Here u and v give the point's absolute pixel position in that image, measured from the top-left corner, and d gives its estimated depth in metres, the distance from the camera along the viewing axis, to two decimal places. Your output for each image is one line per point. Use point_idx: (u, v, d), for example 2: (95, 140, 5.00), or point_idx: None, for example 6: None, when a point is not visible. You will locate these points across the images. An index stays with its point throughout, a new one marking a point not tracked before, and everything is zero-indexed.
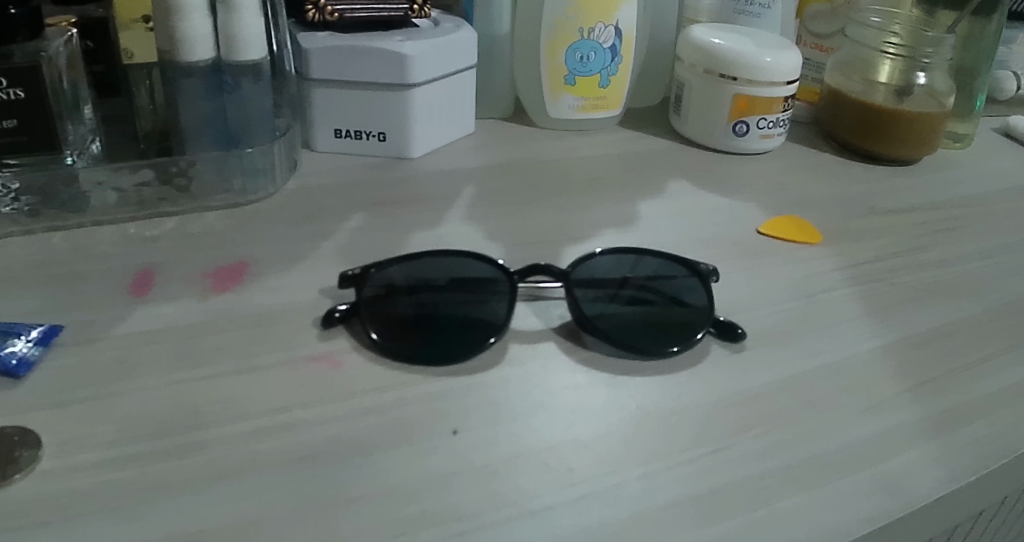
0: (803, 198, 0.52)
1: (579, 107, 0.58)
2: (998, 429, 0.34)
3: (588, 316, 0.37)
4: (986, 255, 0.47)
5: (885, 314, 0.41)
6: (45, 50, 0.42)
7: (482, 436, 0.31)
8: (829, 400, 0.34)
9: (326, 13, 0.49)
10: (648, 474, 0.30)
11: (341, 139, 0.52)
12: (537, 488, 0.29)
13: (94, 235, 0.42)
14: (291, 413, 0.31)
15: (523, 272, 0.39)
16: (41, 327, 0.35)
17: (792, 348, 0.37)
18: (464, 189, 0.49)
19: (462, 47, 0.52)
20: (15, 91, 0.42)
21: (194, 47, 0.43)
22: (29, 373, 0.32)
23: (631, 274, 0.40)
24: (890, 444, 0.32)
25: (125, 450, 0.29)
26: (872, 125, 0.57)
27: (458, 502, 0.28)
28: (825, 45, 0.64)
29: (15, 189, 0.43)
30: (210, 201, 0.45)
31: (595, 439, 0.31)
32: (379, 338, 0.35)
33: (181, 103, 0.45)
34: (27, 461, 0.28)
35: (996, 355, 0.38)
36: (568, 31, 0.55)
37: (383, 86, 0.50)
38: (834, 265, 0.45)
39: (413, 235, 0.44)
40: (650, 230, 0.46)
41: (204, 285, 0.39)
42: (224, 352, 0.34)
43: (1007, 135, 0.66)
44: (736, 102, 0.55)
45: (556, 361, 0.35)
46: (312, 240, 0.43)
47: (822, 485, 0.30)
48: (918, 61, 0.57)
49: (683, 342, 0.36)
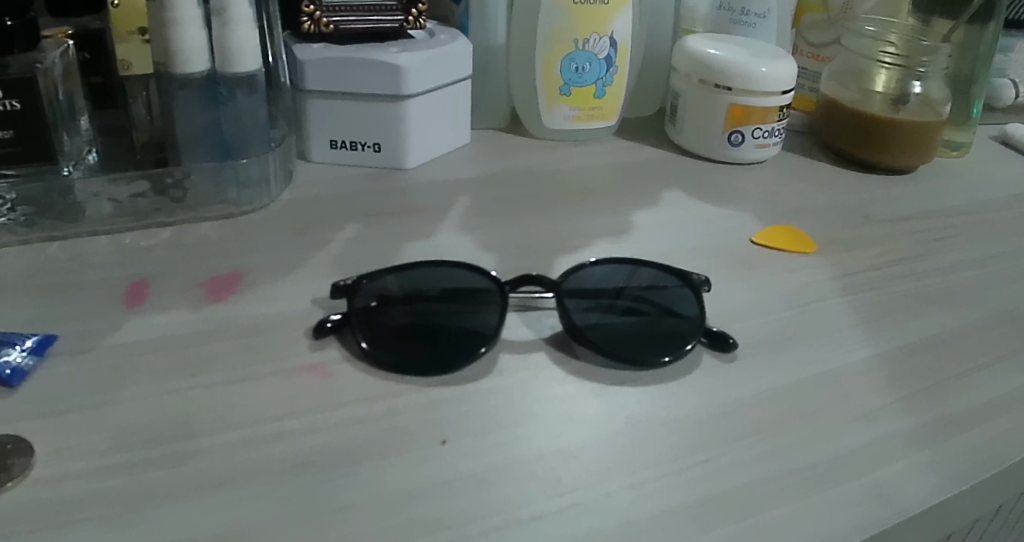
0: (797, 207, 0.52)
1: (575, 117, 0.58)
2: (991, 438, 0.34)
3: (579, 326, 0.37)
4: (982, 263, 0.47)
5: (879, 323, 0.41)
6: (41, 62, 0.43)
7: (472, 445, 0.31)
8: (821, 409, 0.34)
9: (320, 26, 0.50)
10: (637, 484, 0.30)
11: (336, 150, 0.52)
12: (525, 498, 0.29)
13: (91, 245, 0.43)
14: (281, 422, 0.31)
15: (515, 282, 0.39)
16: (36, 336, 0.35)
17: (784, 358, 0.37)
18: (459, 199, 0.50)
19: (457, 57, 0.53)
20: (11, 102, 0.42)
21: (188, 60, 0.43)
22: (22, 382, 0.33)
23: (626, 284, 0.40)
24: (882, 454, 0.32)
25: (116, 459, 0.29)
26: (866, 133, 0.57)
27: (446, 512, 0.28)
28: (821, 55, 0.64)
29: (11, 199, 0.43)
30: (204, 211, 0.46)
31: (583, 448, 0.31)
32: (368, 347, 0.35)
33: (177, 113, 0.45)
34: (20, 468, 0.28)
35: (990, 364, 0.38)
36: (563, 42, 0.56)
37: (377, 97, 0.50)
38: (828, 274, 0.45)
39: (408, 244, 0.44)
40: (644, 239, 0.46)
41: (198, 295, 0.39)
42: (217, 361, 0.35)
43: (1005, 143, 0.65)
44: (732, 111, 0.55)
45: (546, 372, 0.35)
46: (307, 250, 0.43)
47: (813, 495, 0.30)
48: (914, 70, 0.57)
49: (675, 352, 0.36)
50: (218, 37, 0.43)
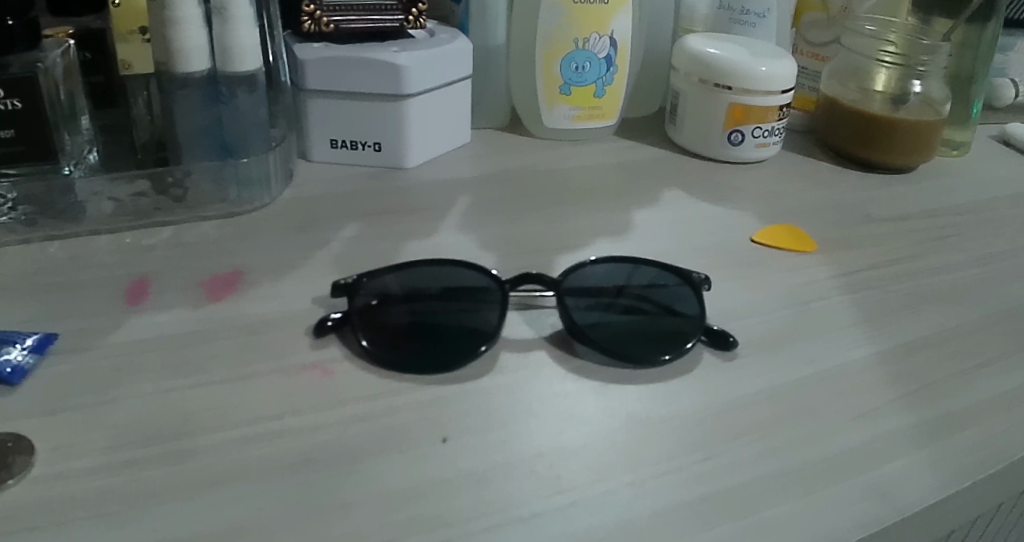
0: (797, 206, 0.52)
1: (575, 117, 0.58)
2: (991, 436, 0.34)
3: (580, 325, 0.37)
4: (982, 262, 0.47)
5: (880, 321, 0.41)
6: (42, 61, 0.43)
7: (472, 443, 0.31)
8: (821, 407, 0.34)
9: (321, 25, 0.50)
10: (637, 482, 0.30)
11: (337, 150, 0.52)
12: (526, 496, 0.29)
13: (92, 244, 0.43)
14: (282, 420, 0.32)
15: (515, 281, 0.39)
16: (36, 335, 0.35)
17: (784, 356, 0.37)
18: (459, 198, 0.50)
19: (457, 56, 0.53)
20: (13, 102, 0.42)
21: (189, 59, 0.43)
22: (23, 381, 0.33)
23: (626, 283, 0.40)
24: (882, 452, 0.32)
25: (117, 457, 0.29)
26: (866, 133, 0.57)
27: (446, 509, 0.28)
28: (821, 54, 0.64)
29: (13, 198, 0.43)
30: (205, 210, 0.46)
31: (583, 446, 0.31)
32: (368, 345, 0.35)
33: (178, 112, 0.45)
34: (20, 467, 0.28)
35: (991, 362, 0.38)
36: (562, 42, 0.56)
37: (377, 97, 0.51)
38: (828, 273, 0.45)
39: (408, 244, 0.44)
40: (644, 239, 0.46)
41: (198, 294, 0.39)
42: (217, 360, 0.35)
43: (1004, 143, 0.65)
44: (732, 111, 0.55)
45: (546, 370, 0.35)
46: (307, 249, 0.43)
47: (813, 493, 0.30)
48: (913, 69, 0.57)
49: (675, 350, 0.36)
50: (219, 37, 0.43)
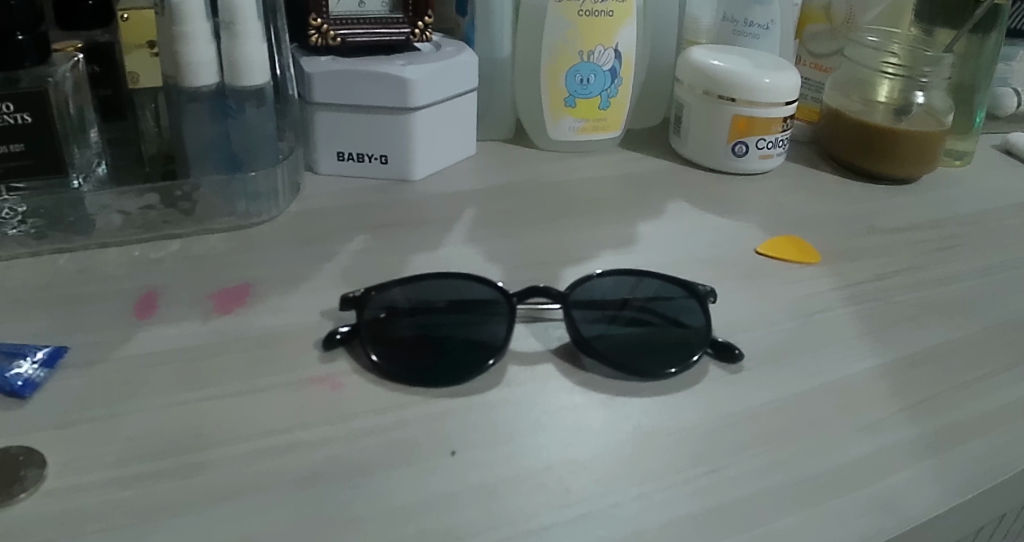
0: (802, 217, 0.53)
1: (580, 129, 0.58)
2: (996, 446, 0.34)
3: (586, 337, 0.37)
4: (985, 272, 0.47)
5: (885, 332, 0.41)
6: (52, 76, 0.43)
7: (481, 456, 0.31)
8: (826, 419, 0.35)
9: (328, 38, 0.51)
10: (644, 495, 0.30)
11: (344, 162, 0.53)
12: (535, 508, 0.29)
13: (101, 258, 0.43)
14: (292, 433, 0.32)
15: (522, 294, 0.39)
16: (47, 349, 0.35)
17: (790, 368, 0.38)
18: (465, 211, 0.50)
19: (463, 70, 0.53)
20: (21, 115, 0.42)
21: (199, 73, 0.44)
22: (34, 394, 0.33)
23: (630, 295, 0.40)
24: (887, 463, 0.32)
25: (128, 471, 0.30)
26: (870, 144, 0.58)
27: (456, 523, 0.28)
28: (823, 65, 0.64)
29: (21, 213, 0.44)
30: (213, 223, 0.46)
31: (592, 459, 0.31)
32: (378, 359, 0.35)
33: (186, 127, 0.46)
34: (32, 480, 0.29)
35: (995, 373, 0.38)
36: (568, 54, 0.56)
37: (384, 110, 0.51)
38: (833, 284, 0.45)
39: (415, 256, 0.45)
40: (649, 251, 0.47)
41: (207, 307, 0.39)
42: (227, 373, 0.35)
43: (1007, 152, 0.66)
44: (736, 123, 0.55)
45: (554, 383, 0.35)
46: (315, 262, 0.44)
47: (819, 505, 0.30)
48: (917, 80, 0.58)
49: (682, 363, 0.36)
50: (228, 50, 0.44)
